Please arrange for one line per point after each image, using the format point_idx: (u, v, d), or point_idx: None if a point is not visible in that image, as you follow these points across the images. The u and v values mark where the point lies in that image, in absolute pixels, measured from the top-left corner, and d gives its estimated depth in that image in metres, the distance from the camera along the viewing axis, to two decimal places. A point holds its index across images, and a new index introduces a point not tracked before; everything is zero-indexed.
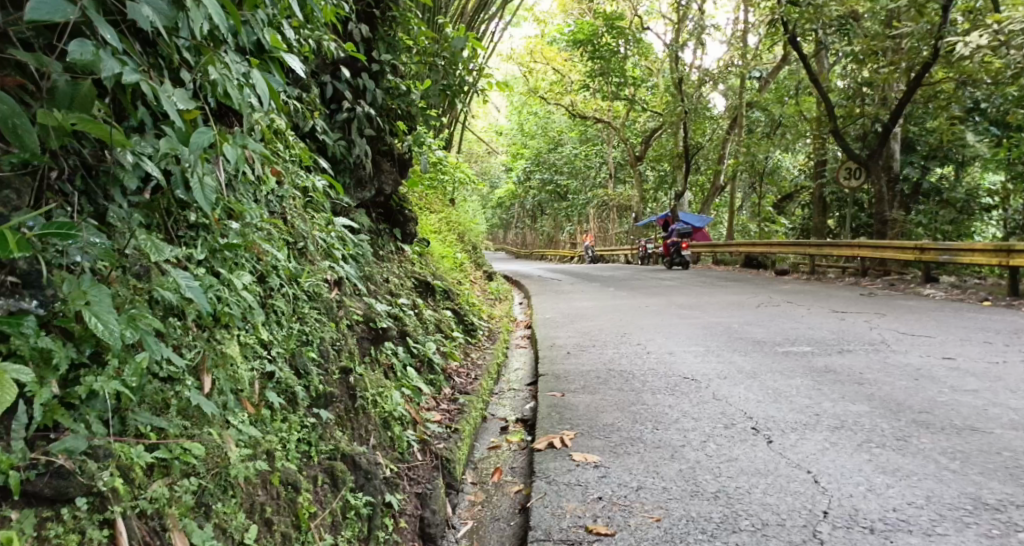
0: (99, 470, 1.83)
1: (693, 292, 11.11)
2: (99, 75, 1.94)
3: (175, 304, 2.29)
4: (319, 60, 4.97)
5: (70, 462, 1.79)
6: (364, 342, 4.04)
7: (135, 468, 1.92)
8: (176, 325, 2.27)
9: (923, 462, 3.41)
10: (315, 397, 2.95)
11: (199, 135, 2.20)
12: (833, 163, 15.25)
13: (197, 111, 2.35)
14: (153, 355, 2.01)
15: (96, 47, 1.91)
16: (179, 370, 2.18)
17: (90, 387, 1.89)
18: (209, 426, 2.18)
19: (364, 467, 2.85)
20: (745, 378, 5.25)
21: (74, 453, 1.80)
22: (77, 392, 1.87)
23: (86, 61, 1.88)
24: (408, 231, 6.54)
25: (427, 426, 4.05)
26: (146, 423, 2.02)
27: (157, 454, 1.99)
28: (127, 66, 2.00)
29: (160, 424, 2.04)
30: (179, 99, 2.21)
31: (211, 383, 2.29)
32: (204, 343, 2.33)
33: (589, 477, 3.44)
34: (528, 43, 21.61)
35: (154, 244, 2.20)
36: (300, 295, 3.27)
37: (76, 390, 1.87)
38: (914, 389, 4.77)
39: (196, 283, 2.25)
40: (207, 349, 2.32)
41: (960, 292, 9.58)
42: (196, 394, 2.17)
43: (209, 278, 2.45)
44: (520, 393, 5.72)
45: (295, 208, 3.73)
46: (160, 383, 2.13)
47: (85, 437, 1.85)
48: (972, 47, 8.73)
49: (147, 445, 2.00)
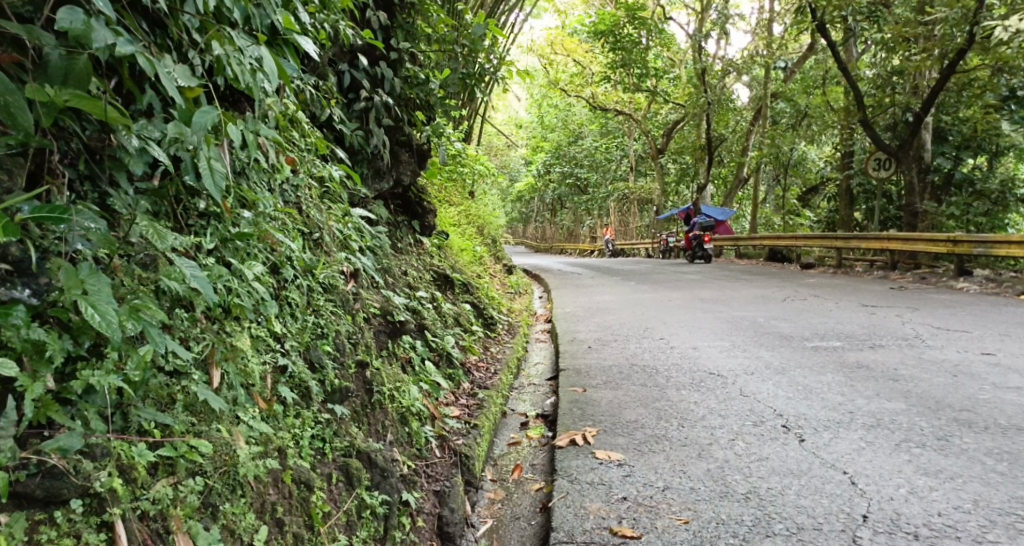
0: (96, 470, 1.75)
1: (716, 285, 10.93)
2: (92, 47, 1.86)
3: (183, 295, 2.21)
4: (337, 48, 4.88)
5: (65, 461, 1.72)
6: (381, 335, 3.95)
7: (136, 467, 1.83)
8: (183, 317, 2.18)
9: (967, 464, 3.26)
10: (331, 392, 2.86)
11: (201, 115, 2.12)
12: (861, 154, 14.95)
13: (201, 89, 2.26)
14: (156, 349, 1.93)
15: (87, 16, 1.85)
16: (185, 363, 2.09)
17: (86, 382, 1.80)
18: (218, 423, 2.10)
19: (380, 465, 2.75)
20: (772, 374, 5.10)
21: (68, 452, 1.72)
22: (73, 388, 1.79)
23: (76, 30, 1.82)
24: (427, 223, 6.45)
25: (445, 422, 3.95)
26: (151, 419, 1.93)
27: (161, 452, 1.89)
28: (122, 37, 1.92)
29: (165, 421, 1.95)
30: (180, 75, 2.12)
31: (220, 377, 2.21)
32: (213, 335, 2.24)
33: (613, 476, 3.32)
34: (548, 35, 21.07)
35: (157, 231, 2.11)
36: (314, 286, 3.18)
37: (71, 386, 1.79)
38: (953, 386, 4.60)
39: (203, 274, 2.15)
40: (217, 342, 2.23)
41: (994, 286, 9.33)
42: (204, 388, 2.07)
43: (217, 267, 2.35)
44: (541, 388, 5.61)
45: (311, 198, 3.64)
46: (166, 377, 2.04)
47: (81, 434, 1.76)
48: (1012, 32, 8.57)
49: (150, 443, 1.90)
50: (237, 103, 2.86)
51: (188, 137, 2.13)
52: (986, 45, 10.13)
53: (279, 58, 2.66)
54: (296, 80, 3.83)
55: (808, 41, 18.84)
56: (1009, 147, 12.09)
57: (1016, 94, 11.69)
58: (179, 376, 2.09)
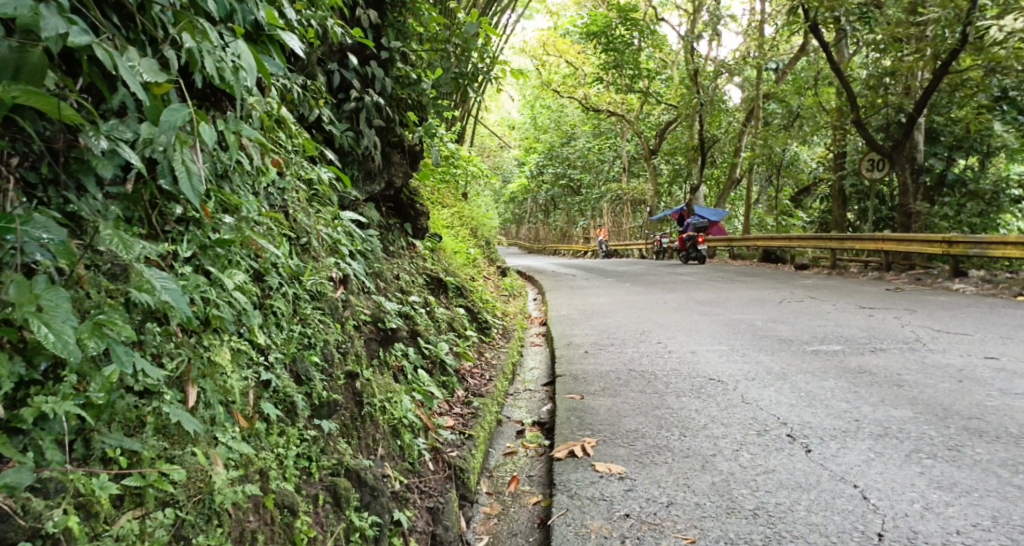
0: (48, 509, 1.61)
1: (712, 287, 10.84)
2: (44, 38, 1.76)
3: (155, 308, 2.06)
4: (326, 46, 4.73)
5: (12, 501, 1.58)
6: (372, 343, 3.80)
7: (98, 502, 1.70)
8: (156, 331, 2.03)
9: (981, 476, 3.14)
10: (318, 406, 2.71)
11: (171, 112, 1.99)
12: (854, 155, 14.89)
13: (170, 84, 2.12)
14: (122, 368, 1.79)
15: (35, 3, 1.74)
16: (157, 382, 1.95)
17: (39, 410, 1.67)
18: (194, 447, 1.96)
19: (370, 484, 2.60)
20: (774, 379, 4.98)
21: (16, 490, 1.59)
22: (25, 416, 1.65)
23: (23, 18, 1.71)
24: (420, 226, 6.31)
25: (439, 433, 3.81)
26: (115, 446, 1.79)
27: (126, 482, 1.76)
28: (77, 27, 1.81)
29: (131, 447, 1.81)
30: (146, 69, 1.99)
31: (196, 396, 2.06)
32: (189, 350, 2.09)
33: (615, 491, 3.19)
34: (541, 36, 21.07)
35: (121, 241, 1.92)
36: (301, 294, 3.03)
37: (23, 414, 1.65)
38: (959, 392, 4.48)
39: (175, 284, 2.01)
40: (193, 358, 2.09)
41: (991, 287, 9.25)
42: (176, 409, 1.93)
43: (195, 277, 2.21)
44: (536, 395, 5.48)
45: (298, 201, 3.50)
46: (135, 398, 1.90)
47: (32, 468, 1.63)
48: (1007, 32, 8.47)
49: (115, 472, 1.77)
50: (218, 101, 2.72)
51: (156, 138, 2.01)
52: (979, 45, 10.05)
53: (258, 54, 2.53)
54: (282, 78, 3.69)
55: (800, 42, 18.78)
56: (1002, 148, 12.05)
57: (1009, 94, 11.64)
58: (149, 395, 1.95)
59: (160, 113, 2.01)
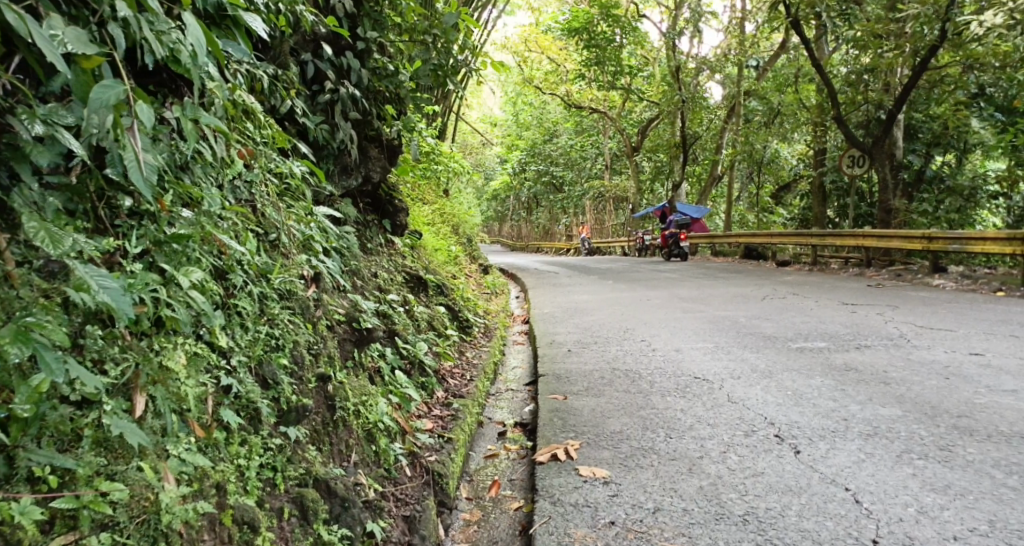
0: None
1: (695, 284, 10.75)
2: None
3: (99, 308, 1.92)
4: (299, 36, 4.56)
5: None
6: (347, 344, 3.63)
7: (21, 529, 1.57)
8: (97, 334, 1.88)
9: (974, 478, 3.05)
10: (284, 413, 2.56)
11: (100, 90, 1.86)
12: (834, 152, 14.86)
13: (102, 59, 1.96)
14: (51, 378, 1.65)
15: None
16: (95, 391, 1.80)
17: None
18: (140, 461, 1.82)
19: (340, 494, 2.46)
20: (759, 378, 4.87)
21: None
22: None
23: None
24: (399, 222, 6.15)
25: (417, 436, 3.66)
26: (44, 463, 1.66)
27: (56, 504, 1.64)
28: None
29: (63, 465, 1.68)
30: (71, 41, 1.85)
31: (145, 405, 1.92)
32: (137, 354, 1.94)
33: (599, 497, 3.07)
34: (523, 32, 20.83)
35: (51, 238, 1.77)
36: (268, 292, 2.88)
37: None
38: (947, 389, 4.40)
39: (115, 282, 1.86)
40: (143, 363, 1.94)
41: (970, 283, 9.22)
42: (118, 420, 1.79)
43: (143, 274, 2.05)
44: (518, 394, 5.35)
45: (267, 195, 3.34)
46: (71, 410, 1.76)
47: None
48: (986, 28, 8.38)
49: (42, 495, 1.64)
50: (176, 87, 2.59)
51: (88, 117, 1.88)
52: (957, 41, 10.03)
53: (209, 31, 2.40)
54: (246, 66, 3.52)
55: (780, 39, 18.73)
56: (978, 144, 12.09)
57: (986, 91, 11.63)
58: (88, 404, 1.80)
59: (91, 91, 1.88)
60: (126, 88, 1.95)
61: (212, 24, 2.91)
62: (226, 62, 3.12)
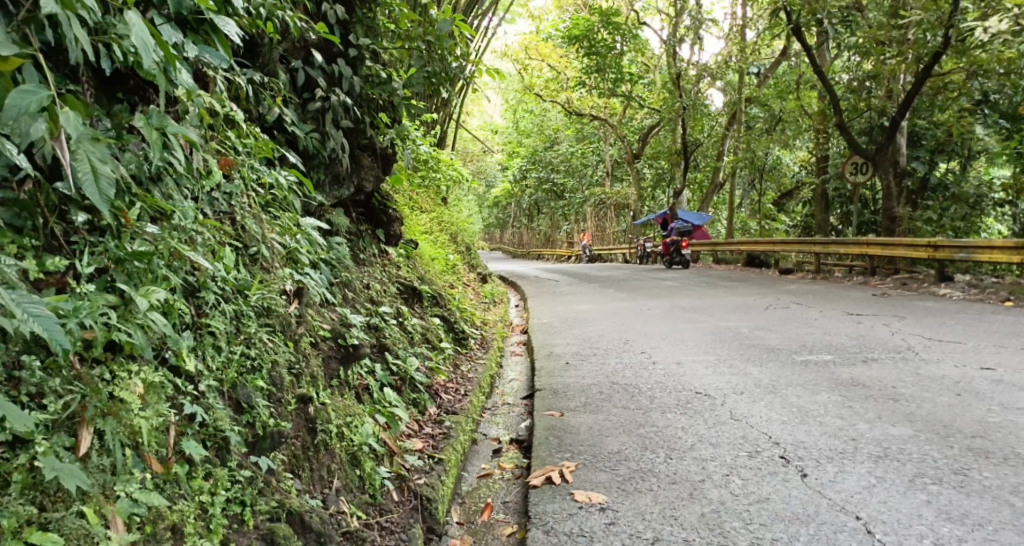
0: None
1: (698, 293, 10.59)
2: None
3: (38, 336, 1.83)
4: (288, 42, 4.41)
5: None
6: (332, 361, 3.46)
7: None
8: (37, 366, 1.80)
9: (993, 506, 2.88)
10: (257, 440, 2.41)
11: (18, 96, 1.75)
12: (837, 159, 14.69)
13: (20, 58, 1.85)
14: None
15: None
16: (30, 430, 1.71)
17: None
18: (81, 506, 1.73)
19: (315, 529, 2.31)
20: (763, 394, 4.70)
21: None
22: None
23: None
24: (393, 232, 5.99)
25: (406, 457, 3.49)
26: None
27: None
28: None
29: None
30: None
31: (92, 441, 1.82)
32: (85, 386, 1.86)
33: (595, 525, 2.93)
34: (523, 40, 20.91)
35: None
36: (244, 309, 2.72)
37: None
38: (959, 407, 4.23)
39: (48, 309, 1.77)
40: (90, 395, 1.86)
41: (977, 292, 9.07)
42: (53, 462, 1.70)
43: (93, 298, 1.96)
44: (515, 409, 5.19)
45: (248, 206, 3.19)
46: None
47: None
48: (992, 34, 8.22)
49: None
50: (144, 95, 2.49)
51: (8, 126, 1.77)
52: (962, 47, 9.88)
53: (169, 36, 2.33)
54: (227, 73, 3.36)
55: (782, 46, 18.61)
56: (983, 152, 11.94)
57: (989, 98, 11.56)
58: (22, 444, 1.71)
59: (9, 97, 1.77)
60: (51, 93, 1.84)
61: (189, 29, 2.78)
62: (204, 69, 2.98)
